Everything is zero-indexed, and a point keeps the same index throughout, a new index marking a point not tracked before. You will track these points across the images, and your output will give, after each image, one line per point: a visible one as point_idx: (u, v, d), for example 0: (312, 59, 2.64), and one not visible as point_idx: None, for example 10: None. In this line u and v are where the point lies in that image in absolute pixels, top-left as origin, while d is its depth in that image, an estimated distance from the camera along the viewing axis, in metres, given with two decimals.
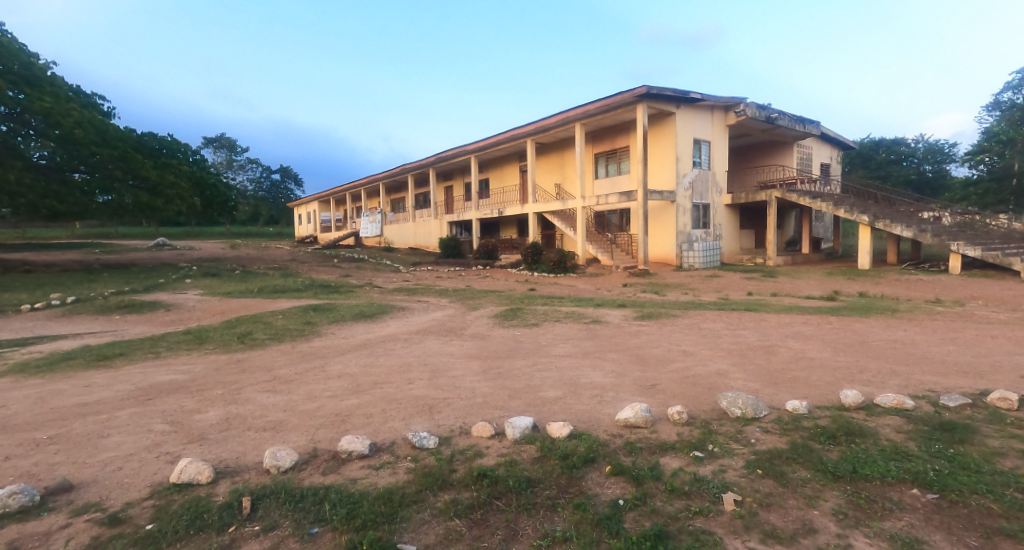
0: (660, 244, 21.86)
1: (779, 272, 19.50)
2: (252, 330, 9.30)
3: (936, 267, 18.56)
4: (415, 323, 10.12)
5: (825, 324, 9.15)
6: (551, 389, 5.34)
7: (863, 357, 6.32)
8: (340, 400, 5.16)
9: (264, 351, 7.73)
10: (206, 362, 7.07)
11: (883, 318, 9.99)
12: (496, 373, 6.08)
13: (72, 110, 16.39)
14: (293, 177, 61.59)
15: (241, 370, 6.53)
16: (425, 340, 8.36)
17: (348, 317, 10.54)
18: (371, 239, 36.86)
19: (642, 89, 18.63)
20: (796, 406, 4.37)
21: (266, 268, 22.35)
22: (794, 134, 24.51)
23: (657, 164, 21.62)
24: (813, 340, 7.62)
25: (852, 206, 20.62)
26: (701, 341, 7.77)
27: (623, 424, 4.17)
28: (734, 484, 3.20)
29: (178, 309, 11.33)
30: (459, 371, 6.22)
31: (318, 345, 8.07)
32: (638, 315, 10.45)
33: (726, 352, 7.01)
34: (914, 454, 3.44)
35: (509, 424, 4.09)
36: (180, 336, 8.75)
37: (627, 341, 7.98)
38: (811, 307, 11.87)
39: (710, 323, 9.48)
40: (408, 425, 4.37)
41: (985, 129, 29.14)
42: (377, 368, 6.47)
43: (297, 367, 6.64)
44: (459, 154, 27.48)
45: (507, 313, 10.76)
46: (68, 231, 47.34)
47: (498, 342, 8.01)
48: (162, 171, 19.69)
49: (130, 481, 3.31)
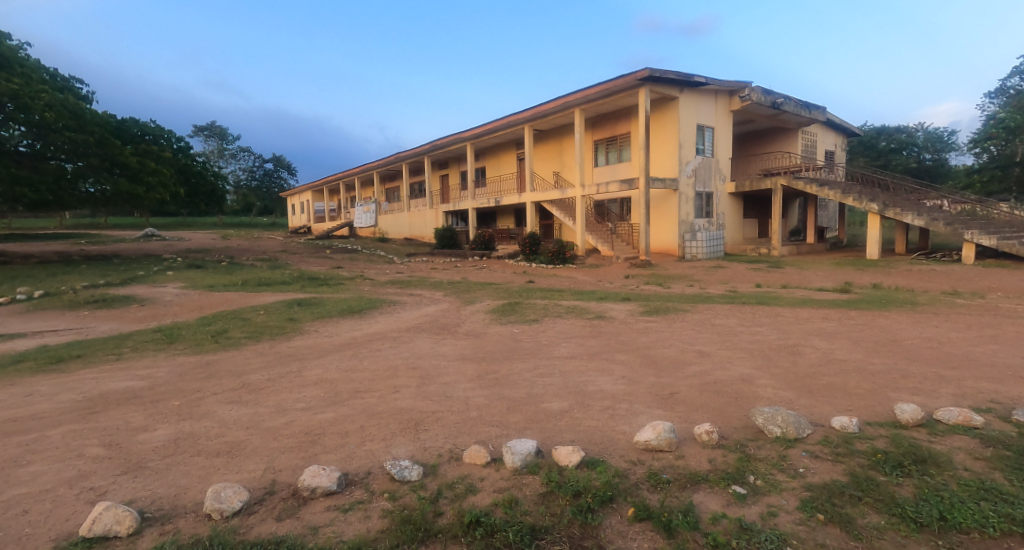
0: (662, 234, 21.17)
1: (785, 263, 18.87)
2: (227, 327, 8.61)
3: (949, 257, 17.90)
4: (405, 319, 9.44)
5: (848, 319, 8.47)
6: (556, 399, 4.68)
7: (902, 359, 5.66)
8: (313, 414, 4.48)
9: (238, 352, 7.03)
10: (172, 365, 6.37)
11: (906, 312, 9.37)
12: (493, 379, 5.39)
13: (45, 92, 15.48)
14: (286, 166, 60.51)
15: (209, 375, 5.85)
16: (415, 339, 7.66)
17: (333, 313, 9.84)
18: (366, 230, 36.14)
19: (644, 72, 17.84)
20: (845, 424, 3.71)
21: (254, 260, 21.58)
22: (799, 120, 23.77)
23: (659, 151, 20.89)
24: (838, 338, 6.96)
25: (860, 194, 19.89)
26: (716, 340, 7.10)
27: (642, 447, 3.51)
28: (792, 536, 2.57)
29: (152, 305, 10.61)
30: (451, 377, 5.55)
31: (299, 345, 7.37)
32: (644, 309, 9.80)
33: (747, 352, 6.35)
34: (1008, 493, 2.81)
35: (507, 449, 3.42)
36: (148, 335, 8.05)
37: (635, 339, 7.34)
38: (825, 300, 11.21)
39: (722, 319, 8.79)
40: (390, 448, 3.70)
41: (992, 116, 28.47)
42: (359, 373, 5.79)
43: (273, 371, 5.96)
44: (454, 141, 26.67)
45: (504, 308, 10.06)
46: (57, 221, 46.62)
47: (495, 341, 7.33)
48: (142, 158, 18.85)
49: (32, 533, 2.65)
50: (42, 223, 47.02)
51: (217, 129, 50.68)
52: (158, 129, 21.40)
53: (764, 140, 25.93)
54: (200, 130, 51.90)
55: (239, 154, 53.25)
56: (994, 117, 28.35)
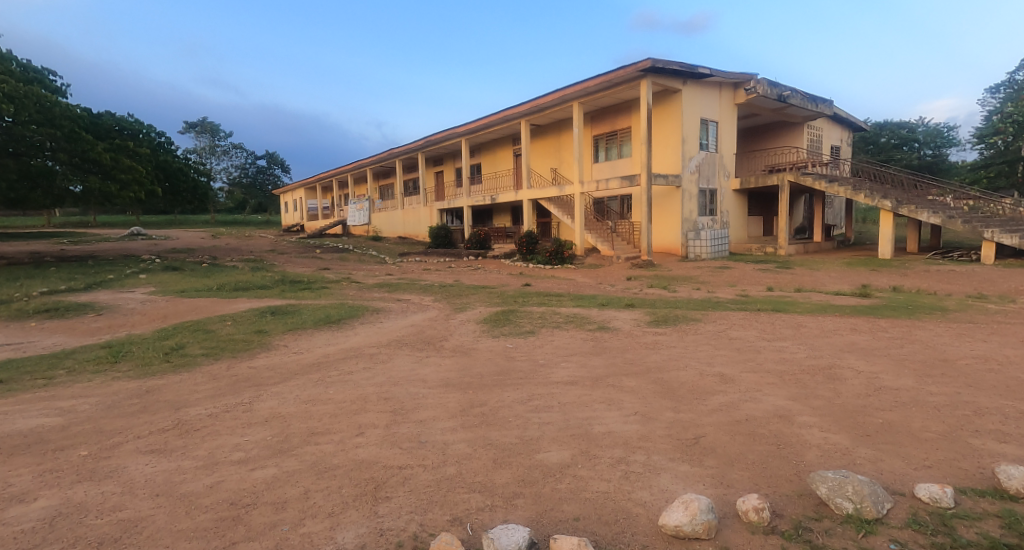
0: (664, 233, 20.24)
1: (794, 263, 17.96)
2: (185, 342, 7.66)
3: (966, 256, 16.99)
4: (388, 330, 8.50)
5: (879, 331, 7.55)
6: (554, 448, 3.79)
7: (962, 388, 4.77)
8: (251, 470, 3.57)
9: (187, 376, 6.07)
10: (104, 394, 5.42)
11: (939, 322, 8.46)
12: (479, 417, 4.48)
13: (13, 84, 14.35)
14: (279, 164, 59.41)
15: (141, 408, 4.90)
16: (394, 357, 6.72)
17: (307, 323, 8.89)
18: (359, 228, 35.14)
19: (646, 63, 16.94)
20: (939, 496, 2.80)
21: (237, 261, 20.57)
22: (805, 114, 22.82)
23: (660, 146, 19.99)
24: (877, 356, 6.06)
25: (872, 191, 18.95)
26: (737, 360, 6.17)
27: (671, 534, 2.63)
28: None
29: (111, 315, 9.67)
30: (428, 412, 4.63)
31: (259, 366, 6.43)
32: (652, 319, 8.90)
33: (778, 377, 5.43)
34: None
35: (488, 540, 2.54)
36: (91, 353, 7.11)
37: (644, 357, 6.45)
38: (846, 307, 10.27)
39: (739, 331, 7.85)
40: (334, 530, 2.82)
41: (998, 110, 27.65)
42: (321, 406, 4.86)
43: (220, 403, 5.02)
44: (449, 136, 25.71)
45: (496, 317, 9.15)
46: (45, 220, 45.66)
47: (484, 360, 6.43)
48: (118, 153, 18.00)
49: None
50: (29, 221, 45.99)
51: (209, 125, 49.79)
52: (136, 124, 20.53)
53: (769, 135, 25.03)
54: (190, 126, 50.92)
55: (231, 150, 52.22)
56: (997, 112, 27.61)
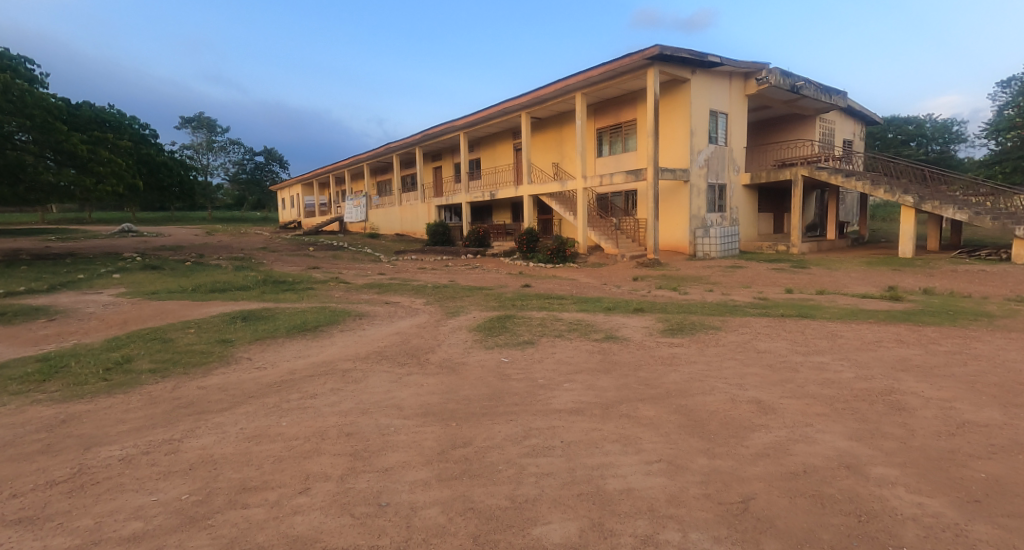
0: (671, 231, 19.21)
1: (809, 262, 16.96)
2: (134, 355, 6.67)
3: (995, 256, 15.94)
4: (368, 340, 7.53)
5: (930, 344, 6.53)
6: (557, 518, 2.83)
7: None
8: None
9: (120, 400, 5.08)
10: (9, 425, 4.44)
11: (988, 331, 7.49)
12: (459, 465, 3.50)
13: None
14: (277, 160, 58.40)
15: (43, 448, 3.93)
16: (369, 375, 5.72)
17: (279, 331, 7.89)
18: (355, 224, 34.15)
19: (654, 50, 15.90)
20: None
21: (222, 259, 19.54)
22: (818, 106, 21.76)
23: (668, 139, 18.97)
24: (941, 377, 5.09)
25: (892, 186, 17.84)
26: (773, 381, 5.19)
27: None
28: None
29: (64, 320, 8.70)
30: (397, 456, 3.66)
31: (210, 386, 5.46)
32: (666, 326, 7.92)
33: (827, 405, 4.46)
34: None
35: None
36: (20, 369, 6.12)
37: (662, 376, 5.46)
38: (877, 312, 9.28)
39: (766, 342, 6.89)
40: None
41: (1010, 102, 26.56)
42: (264, 446, 3.89)
43: (143, 440, 4.04)
44: (447, 130, 24.71)
45: (491, 324, 8.16)
46: (38, 216, 44.73)
47: (474, 379, 5.46)
48: (95, 146, 16.95)
49: None
50: (24, 218, 45.14)
51: (205, 120, 48.78)
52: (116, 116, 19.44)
53: (780, 129, 23.98)
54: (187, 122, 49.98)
55: (229, 146, 51.24)
56: (1010, 106, 26.54)
